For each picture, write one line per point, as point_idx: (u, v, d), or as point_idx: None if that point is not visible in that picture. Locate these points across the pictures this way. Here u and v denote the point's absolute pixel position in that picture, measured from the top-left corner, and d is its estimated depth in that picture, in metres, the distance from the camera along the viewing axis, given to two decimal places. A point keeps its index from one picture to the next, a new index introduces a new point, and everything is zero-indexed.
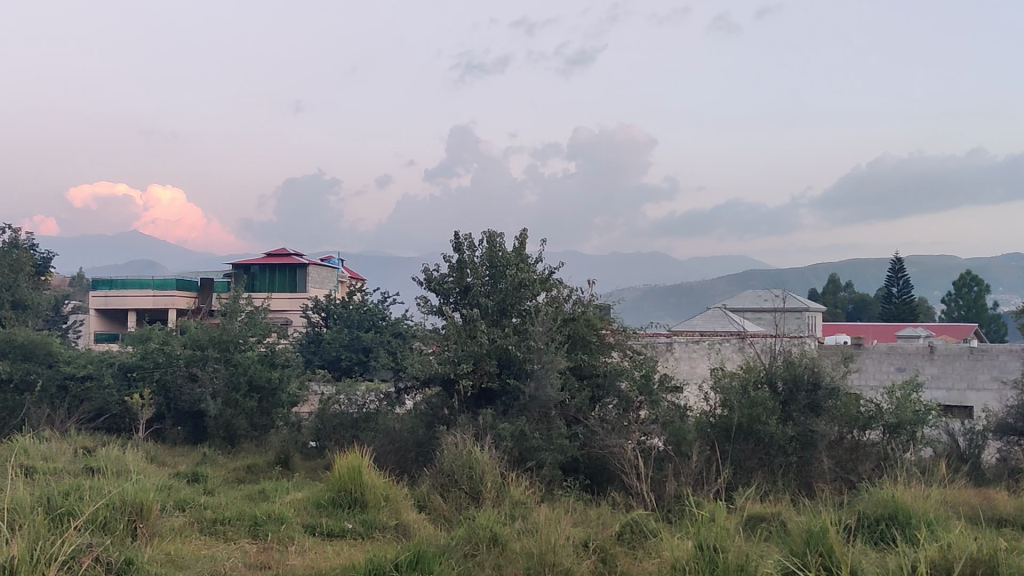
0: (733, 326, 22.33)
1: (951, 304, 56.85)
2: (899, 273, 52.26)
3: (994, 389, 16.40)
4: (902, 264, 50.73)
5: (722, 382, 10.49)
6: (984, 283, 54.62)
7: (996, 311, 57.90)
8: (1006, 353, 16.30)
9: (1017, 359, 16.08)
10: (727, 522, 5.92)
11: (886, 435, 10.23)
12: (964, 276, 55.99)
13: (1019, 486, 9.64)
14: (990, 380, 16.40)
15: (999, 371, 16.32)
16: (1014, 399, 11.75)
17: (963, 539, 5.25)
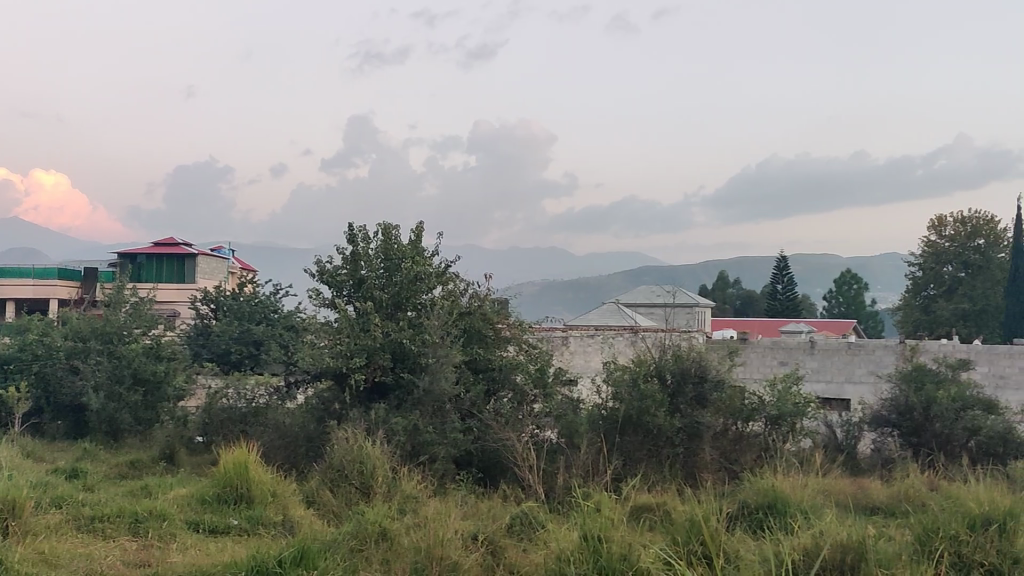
0: (624, 321, 22.68)
1: (832, 300, 59.09)
2: (783, 271, 54.03)
3: (869, 382, 17.12)
4: (787, 262, 52.46)
5: (614, 375, 10.60)
6: (862, 282, 56.95)
7: (874, 309, 60.47)
8: (881, 347, 17.04)
9: (891, 354, 16.86)
10: (613, 512, 6.03)
11: (767, 425, 10.60)
12: (843, 275, 58.28)
13: (890, 474, 10.08)
14: (865, 373, 17.12)
15: (874, 365, 17.05)
16: (889, 390, 12.31)
17: (834, 527, 5.43)
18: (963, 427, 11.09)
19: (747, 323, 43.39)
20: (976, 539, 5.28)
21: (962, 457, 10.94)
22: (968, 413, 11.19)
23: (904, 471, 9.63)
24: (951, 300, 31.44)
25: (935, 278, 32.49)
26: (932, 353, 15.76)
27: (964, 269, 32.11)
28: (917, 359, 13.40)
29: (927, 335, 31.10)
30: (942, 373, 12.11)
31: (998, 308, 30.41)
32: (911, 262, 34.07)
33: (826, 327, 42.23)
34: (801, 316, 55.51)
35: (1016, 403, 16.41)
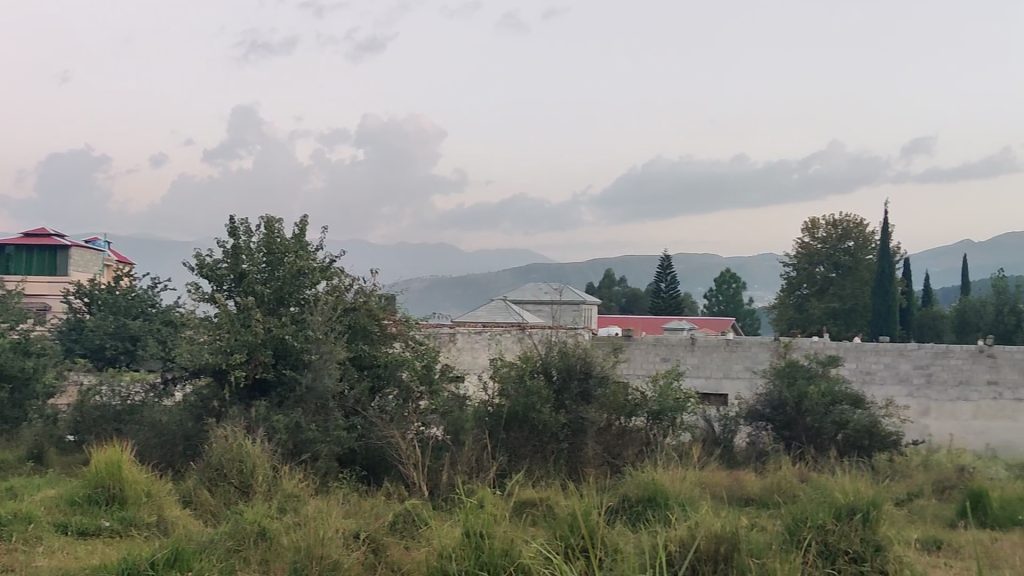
0: (511, 318, 22.85)
1: (712, 299, 60.86)
2: (667, 270, 55.34)
3: (746, 378, 17.76)
4: (670, 261, 53.73)
5: (500, 372, 10.63)
6: (741, 281, 58.83)
7: (751, 307, 62.54)
8: (757, 344, 17.67)
9: (766, 350, 17.56)
10: (495, 508, 6.05)
11: (650, 420, 10.84)
12: (723, 274, 60.08)
13: (764, 466, 10.46)
14: (742, 369, 17.74)
15: (750, 362, 17.69)
16: (764, 386, 12.76)
17: (710, 518, 5.56)
18: (833, 420, 11.58)
19: (631, 320, 44.28)
20: (841, 527, 5.51)
21: (831, 450, 11.44)
22: (836, 407, 11.70)
23: (778, 464, 9.98)
24: (823, 300, 32.78)
25: (808, 278, 33.88)
26: (804, 350, 16.41)
27: (834, 270, 33.56)
28: (790, 356, 13.92)
29: (799, 333, 32.33)
30: (813, 369, 12.63)
31: (865, 308, 31.83)
32: (786, 263, 35.39)
33: (706, 324, 43.48)
34: (683, 314, 57.02)
35: (880, 398, 17.25)
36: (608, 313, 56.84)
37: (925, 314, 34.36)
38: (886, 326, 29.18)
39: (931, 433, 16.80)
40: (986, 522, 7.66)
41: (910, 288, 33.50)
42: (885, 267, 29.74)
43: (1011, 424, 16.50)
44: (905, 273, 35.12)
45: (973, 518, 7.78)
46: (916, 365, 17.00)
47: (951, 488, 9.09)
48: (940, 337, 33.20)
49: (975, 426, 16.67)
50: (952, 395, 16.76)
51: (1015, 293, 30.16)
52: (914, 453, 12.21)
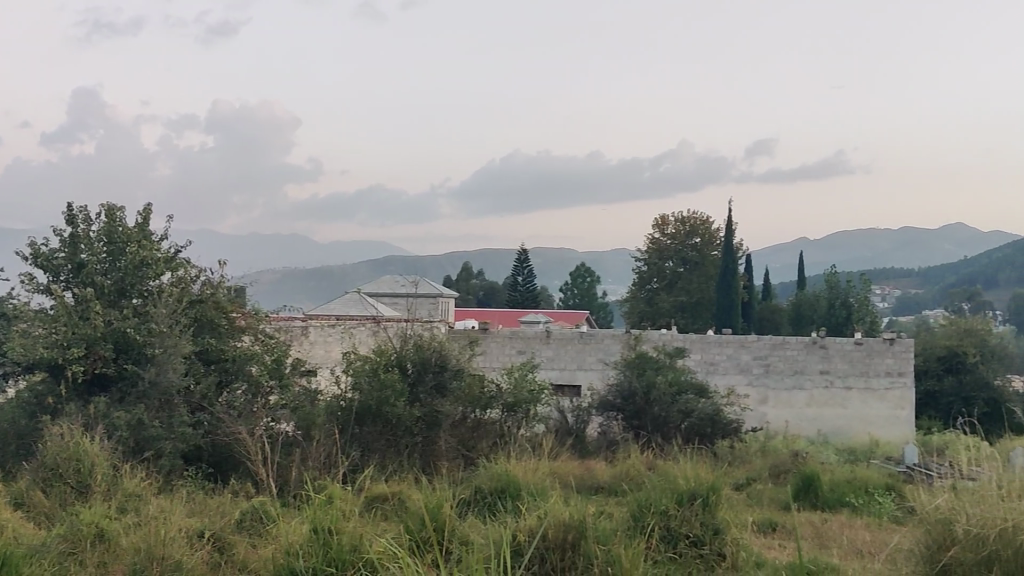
0: (367, 311, 22.65)
1: (568, 292, 61.99)
2: (524, 264, 56.00)
3: (598, 369, 18.20)
4: (528, 254, 54.40)
5: (353, 366, 10.52)
6: (596, 276, 60.17)
7: (606, 301, 64.07)
8: (609, 337, 18.15)
9: (618, 342, 18.03)
10: (345, 504, 5.99)
11: (504, 412, 11.01)
12: (579, 268, 61.27)
13: (613, 456, 10.77)
14: (595, 361, 18.17)
15: (602, 354, 18.13)
16: (615, 378, 13.09)
17: (557, 507, 5.50)
18: (679, 410, 12.01)
19: (489, 313, 44.63)
20: (683, 512, 5.65)
21: (676, 437, 11.85)
22: (682, 397, 12.16)
23: (627, 453, 10.29)
24: (671, 293, 33.92)
25: (658, 272, 34.98)
26: (653, 342, 16.97)
27: (682, 265, 34.81)
28: (639, 347, 14.35)
29: (649, 326, 33.27)
30: (661, 360, 13.08)
31: (710, 301, 33.09)
32: (637, 257, 36.44)
33: (561, 317, 44.32)
34: (540, 307, 57.90)
35: (723, 387, 18.01)
36: (466, 306, 57.10)
37: (765, 308, 36.04)
38: (729, 318, 30.43)
39: (768, 420, 17.69)
40: (817, 504, 8.09)
41: (752, 283, 35.07)
42: (729, 263, 31.02)
43: (841, 412, 17.58)
44: (748, 268, 36.76)
45: (805, 500, 8.22)
46: (756, 356, 17.82)
47: (786, 472, 9.59)
48: (779, 330, 34.93)
49: (809, 413, 17.65)
50: (788, 384, 17.70)
51: (846, 287, 32.08)
52: (753, 440, 12.83)
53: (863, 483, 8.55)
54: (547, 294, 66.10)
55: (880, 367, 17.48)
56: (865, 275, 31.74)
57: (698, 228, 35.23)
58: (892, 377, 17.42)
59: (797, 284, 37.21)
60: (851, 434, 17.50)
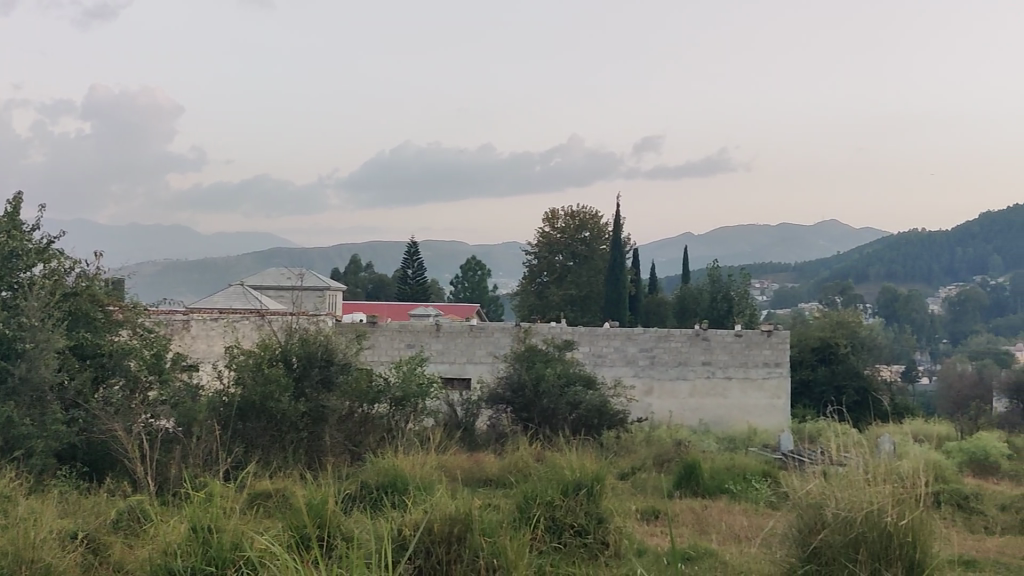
0: (251, 304, 22.18)
1: (458, 285, 61.98)
2: (414, 257, 55.71)
3: (488, 362, 18.32)
4: (417, 247, 54.16)
5: (236, 360, 10.29)
6: (486, 269, 60.36)
7: (496, 295, 64.38)
8: (499, 330, 18.28)
9: (508, 336, 18.18)
10: (227, 500, 5.87)
11: (392, 407, 11.00)
12: (470, 261, 61.33)
13: (501, 448, 10.88)
14: (484, 354, 18.27)
15: (492, 347, 18.25)
16: (504, 370, 13.18)
17: (444, 501, 5.36)
18: (567, 401, 12.17)
19: (377, 306, 44.27)
20: (568, 503, 5.69)
21: (564, 429, 12.02)
22: (570, 389, 12.33)
23: (515, 445, 10.38)
24: (560, 287, 34.33)
25: (548, 266, 35.33)
26: (542, 335, 17.17)
27: (572, 259, 35.30)
28: (528, 340, 14.48)
29: (538, 319, 33.57)
30: (550, 353, 13.24)
31: (599, 294, 33.65)
32: (527, 251, 36.71)
33: (450, 310, 44.33)
34: (430, 301, 57.75)
35: (609, 378, 18.30)
36: (355, 300, 56.48)
37: (650, 302, 36.87)
38: (617, 311, 31.01)
39: (653, 410, 18.05)
40: (697, 490, 8.33)
41: (639, 277, 35.83)
42: (617, 256, 31.60)
43: (722, 401, 18.17)
44: (634, 263, 37.51)
45: (686, 487, 8.46)
46: (642, 348, 18.17)
47: (669, 461, 9.85)
48: (664, 322, 35.77)
49: (692, 402, 18.14)
50: (672, 374, 18.15)
51: (727, 281, 33.11)
52: (639, 430, 13.15)
53: (741, 470, 8.86)
54: (437, 286, 65.95)
55: (758, 358, 18.21)
56: (745, 269, 32.81)
57: (587, 223, 35.79)
58: (768, 367, 18.23)
59: (681, 278, 38.18)
60: (731, 423, 18.11)
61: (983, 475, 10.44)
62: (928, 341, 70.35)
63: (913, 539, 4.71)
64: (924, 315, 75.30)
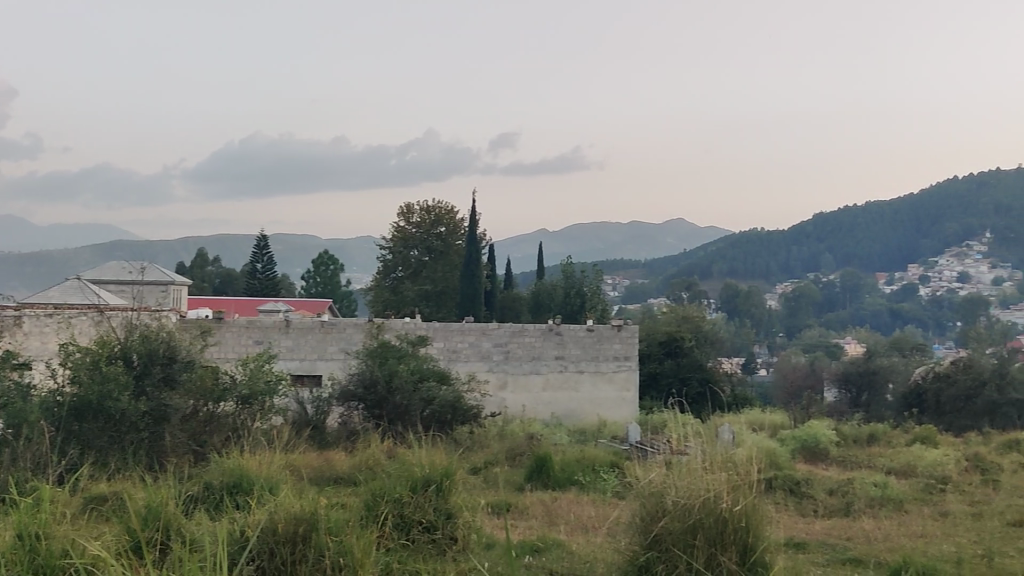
0: (88, 300, 21.11)
1: (310, 280, 60.83)
2: (264, 251, 54.35)
3: (340, 359, 18.09)
4: (267, 241, 52.85)
5: (72, 358, 9.76)
6: (339, 263, 59.51)
7: (349, 289, 63.60)
8: (351, 326, 18.09)
9: (360, 332, 18.00)
10: (57, 505, 5.57)
11: (238, 405, 10.75)
12: (322, 255, 60.27)
13: (352, 445, 10.79)
14: (336, 350, 18.04)
15: (344, 343, 18.04)
16: (356, 365, 13.04)
17: (290, 500, 5.25)
18: (421, 397, 12.16)
19: (225, 301, 42.95)
20: (415, 499, 5.68)
21: (417, 425, 12.02)
22: (423, 385, 12.32)
23: (366, 442, 10.32)
24: (416, 282, 34.26)
25: (403, 261, 35.12)
26: (395, 331, 17.07)
27: (427, 254, 35.28)
28: (380, 336, 14.36)
29: (392, 315, 33.36)
30: (403, 349, 13.19)
31: (454, 290, 33.70)
32: (382, 246, 36.40)
33: (303, 305, 43.48)
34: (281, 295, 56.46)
35: (463, 373, 18.29)
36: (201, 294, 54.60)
37: (504, 297, 37.15)
38: (472, 306, 31.20)
39: (507, 405, 18.26)
40: (548, 483, 8.48)
41: (494, 273, 36.12)
42: (473, 252, 31.75)
43: (574, 394, 18.57)
44: (490, 258, 37.81)
45: (537, 480, 8.59)
46: (496, 343, 18.29)
47: (521, 454, 9.98)
48: (518, 317, 36.22)
49: (545, 396, 18.44)
50: (526, 369, 18.38)
51: (580, 277, 33.82)
52: (492, 425, 13.29)
53: (590, 462, 9.07)
54: (287, 281, 64.49)
55: (608, 352, 18.72)
56: (597, 265, 33.61)
57: (443, 218, 35.86)
58: (618, 361, 18.78)
59: (535, 274, 38.74)
60: (583, 416, 18.53)
61: (812, 461, 11.06)
62: (766, 335, 73.86)
63: (746, 523, 4.96)
64: (763, 309, 78.98)
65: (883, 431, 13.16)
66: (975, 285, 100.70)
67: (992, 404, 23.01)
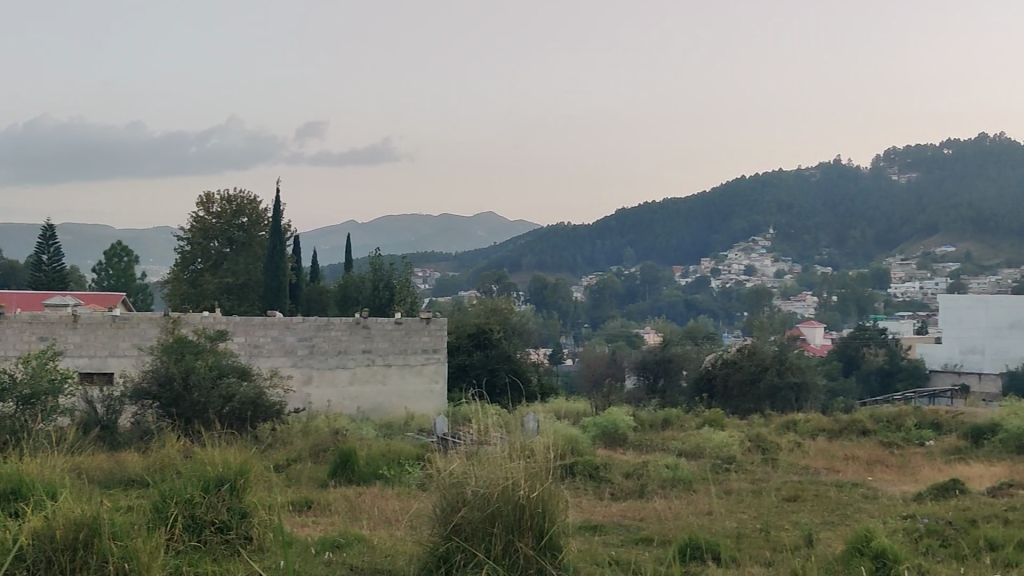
0: None
1: (102, 272, 57.26)
2: (49, 241, 50.77)
3: (133, 355, 17.30)
4: (53, 230, 49.41)
5: None
6: (134, 255, 56.38)
7: (147, 281, 60.47)
8: (146, 320, 17.35)
9: (155, 327, 17.32)
10: None
11: (18, 406, 10.10)
12: (115, 246, 56.84)
13: (144, 446, 10.35)
14: (129, 346, 17.26)
15: (138, 339, 17.30)
16: (150, 362, 12.46)
17: (70, 505, 4.96)
18: (219, 394, 11.77)
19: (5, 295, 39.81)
20: (208, 499, 5.50)
21: (214, 423, 11.66)
22: (222, 381, 11.95)
23: (158, 442, 9.92)
24: (216, 275, 33.02)
25: (202, 252, 33.68)
26: (193, 325, 16.47)
27: (228, 246, 34.05)
28: (177, 331, 13.84)
29: (191, 309, 32.01)
30: (201, 344, 12.76)
31: (257, 282, 33.14)
32: (178, 236, 34.68)
33: (93, 300, 40.94)
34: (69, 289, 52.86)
35: (266, 369, 17.74)
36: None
37: (310, 289, 36.69)
38: (277, 299, 30.44)
39: (312, 400, 17.92)
40: (351, 478, 8.42)
41: (300, 265, 35.37)
42: (277, 243, 30.92)
43: (381, 387, 18.56)
44: (295, 249, 36.92)
45: (341, 475, 8.52)
46: (300, 337, 17.90)
47: (325, 450, 9.87)
48: (326, 311, 35.62)
49: (351, 391, 18.28)
50: (332, 363, 18.14)
51: (389, 270, 33.61)
52: (295, 421, 13.10)
53: (395, 456, 9.09)
54: (77, 273, 60.43)
55: (416, 345, 18.91)
56: (406, 258, 33.52)
57: (244, 208, 34.59)
58: (427, 353, 18.99)
59: (343, 266, 38.19)
60: (389, 409, 18.55)
61: (611, 446, 11.52)
62: (571, 327, 76.08)
63: (542, 509, 5.09)
64: (569, 302, 81.28)
65: (676, 415, 13.87)
66: (763, 277, 107.75)
67: (773, 387, 24.69)
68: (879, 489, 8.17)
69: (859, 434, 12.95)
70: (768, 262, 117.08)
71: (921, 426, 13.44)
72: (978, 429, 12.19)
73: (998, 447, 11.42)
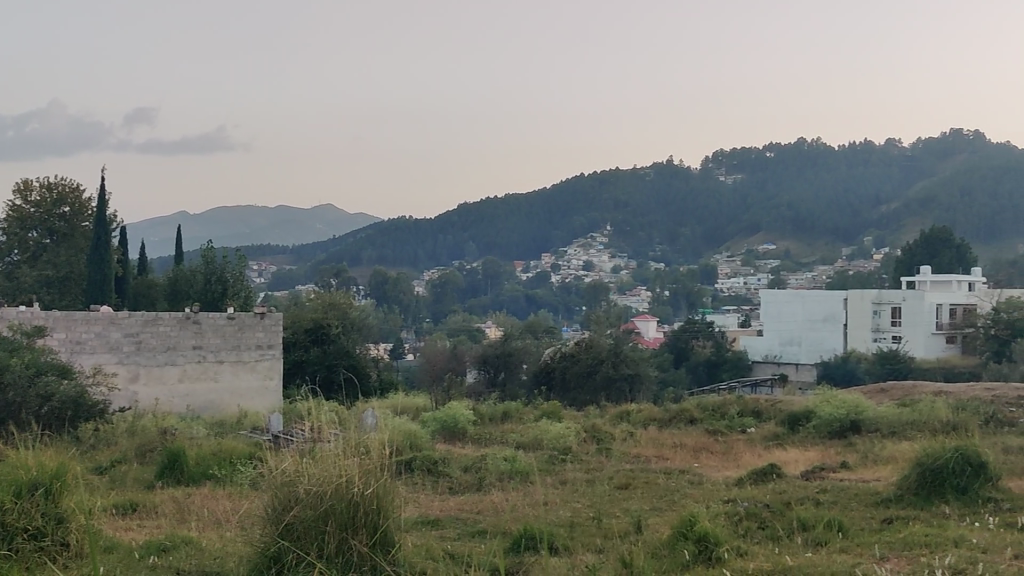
0: None
1: None
2: None
3: None
4: None
5: None
6: None
7: None
8: None
9: None
10: None
11: None
12: None
13: None
14: None
15: None
16: None
17: None
18: (36, 394, 11.12)
19: None
20: (20, 505, 5.20)
21: (29, 425, 11.02)
22: (39, 380, 11.32)
23: None
24: (33, 268, 31.06)
25: (20, 243, 31.63)
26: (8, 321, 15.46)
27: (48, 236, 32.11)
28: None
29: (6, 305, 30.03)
30: (15, 342, 12.05)
31: (80, 276, 31.46)
32: None
33: None
34: None
35: (88, 367, 16.89)
36: None
37: (139, 283, 35.11)
38: (102, 293, 28.95)
39: (138, 399, 17.20)
40: (179, 479, 8.15)
41: (127, 257, 33.76)
42: (102, 234, 29.33)
43: (213, 385, 18.02)
44: (122, 241, 35.18)
45: (169, 476, 8.22)
46: (126, 333, 17.15)
47: (152, 451, 9.49)
48: (154, 305, 34.13)
49: (181, 388, 17.66)
50: (161, 360, 17.46)
51: (222, 263, 32.46)
52: (122, 421, 12.56)
53: (227, 455, 8.85)
54: None
55: (250, 341, 18.49)
56: (240, 251, 32.47)
57: (66, 196, 32.59)
58: (261, 349, 18.59)
59: (174, 258, 36.69)
60: (222, 407, 18.03)
61: (450, 440, 11.63)
62: (413, 322, 75.88)
63: (376, 506, 5.06)
64: (409, 296, 80.88)
65: (514, 408, 14.11)
66: (601, 272, 110.50)
67: (608, 379, 25.43)
68: (704, 475, 8.57)
69: (687, 424, 13.52)
70: (605, 258, 120.36)
71: (743, 414, 14.20)
72: (795, 416, 12.98)
73: (812, 433, 12.19)
